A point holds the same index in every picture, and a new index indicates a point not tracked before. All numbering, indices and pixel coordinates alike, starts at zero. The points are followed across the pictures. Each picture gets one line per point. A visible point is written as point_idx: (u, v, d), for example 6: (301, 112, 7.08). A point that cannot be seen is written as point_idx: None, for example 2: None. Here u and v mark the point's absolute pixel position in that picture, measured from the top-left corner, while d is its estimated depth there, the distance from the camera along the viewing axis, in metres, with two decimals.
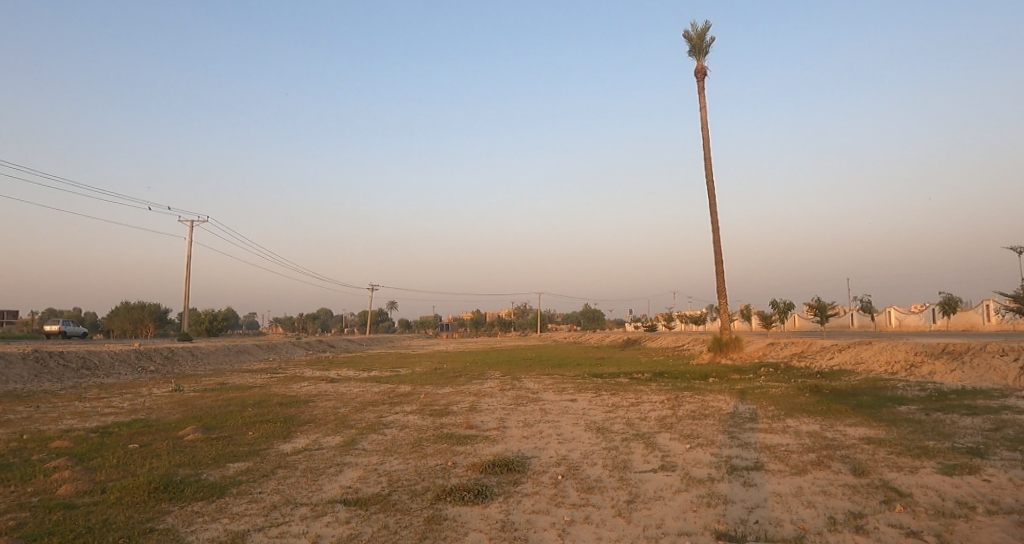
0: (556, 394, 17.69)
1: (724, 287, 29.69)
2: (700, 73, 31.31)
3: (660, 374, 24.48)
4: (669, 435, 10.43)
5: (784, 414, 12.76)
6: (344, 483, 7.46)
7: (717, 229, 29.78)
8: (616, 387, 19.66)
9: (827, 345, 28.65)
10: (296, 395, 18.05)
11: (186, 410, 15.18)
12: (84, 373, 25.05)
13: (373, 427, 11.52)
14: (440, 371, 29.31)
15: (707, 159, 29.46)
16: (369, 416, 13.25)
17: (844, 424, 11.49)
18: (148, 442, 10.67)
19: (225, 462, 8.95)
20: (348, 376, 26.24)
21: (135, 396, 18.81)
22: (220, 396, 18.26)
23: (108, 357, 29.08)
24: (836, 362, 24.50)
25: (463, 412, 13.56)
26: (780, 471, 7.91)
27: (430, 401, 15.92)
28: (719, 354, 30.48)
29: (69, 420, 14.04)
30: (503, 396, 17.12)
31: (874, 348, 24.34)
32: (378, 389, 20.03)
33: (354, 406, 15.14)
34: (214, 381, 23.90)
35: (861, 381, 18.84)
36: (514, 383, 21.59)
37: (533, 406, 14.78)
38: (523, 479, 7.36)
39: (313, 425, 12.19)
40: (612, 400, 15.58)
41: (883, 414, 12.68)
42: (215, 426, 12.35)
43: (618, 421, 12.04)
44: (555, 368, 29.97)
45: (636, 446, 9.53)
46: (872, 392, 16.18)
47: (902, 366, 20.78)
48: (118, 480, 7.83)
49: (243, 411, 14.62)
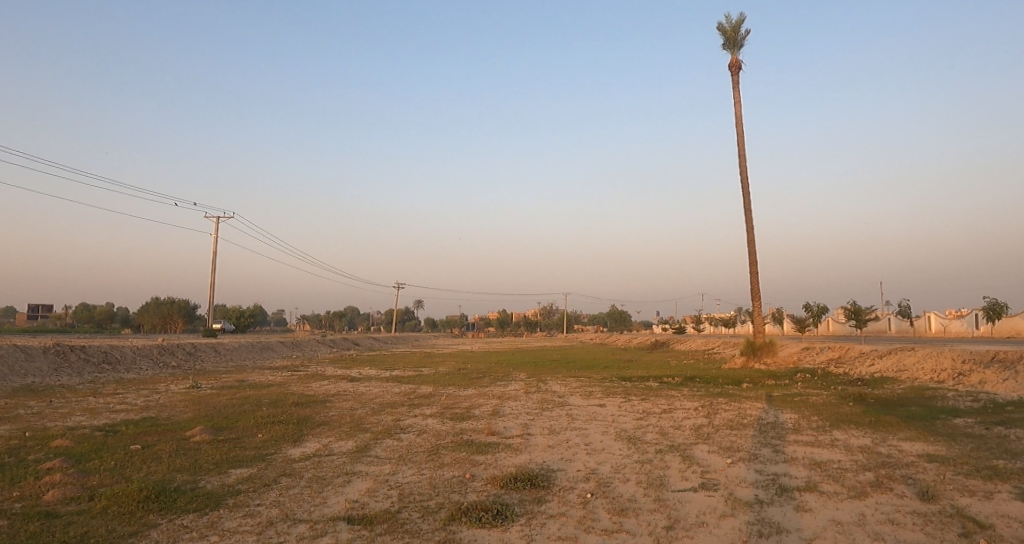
0: (582, 398, 16.89)
1: (758, 289, 28.46)
2: (734, 67, 30.10)
3: (690, 379, 23.49)
4: (707, 448, 9.57)
5: (829, 425, 11.74)
6: (350, 497, 6.87)
7: (750, 229, 28.58)
8: (645, 392, 18.77)
9: (866, 351, 27.18)
10: (313, 395, 17.67)
11: (198, 409, 14.87)
12: (104, 368, 25.19)
13: (388, 432, 10.92)
14: (462, 371, 28.70)
15: (741, 156, 28.29)
16: (385, 420, 12.66)
17: (898, 438, 10.45)
18: (153, 445, 10.27)
19: (227, 469, 8.43)
20: (369, 375, 25.89)
21: (150, 393, 18.65)
22: (237, 394, 17.96)
23: (130, 352, 29.27)
24: (877, 369, 23.12)
25: (484, 417, 12.87)
26: (837, 494, 6.99)
27: (450, 404, 15.31)
28: (751, 359, 29.28)
29: (80, 417, 13.81)
30: (527, 400, 16.40)
31: (918, 355, 22.90)
32: (398, 390, 19.55)
33: (371, 408, 14.61)
34: (233, 378, 23.74)
35: (907, 390, 17.58)
36: (537, 386, 20.90)
37: (558, 411, 14.03)
38: (547, 497, 6.65)
39: (326, 428, 11.67)
40: (642, 407, 14.74)
41: (940, 426, 11.55)
42: (224, 427, 11.95)
43: (650, 431, 11.21)
44: (579, 371, 29.17)
45: (673, 459, 8.71)
46: (921, 403, 14.98)
47: (950, 374, 19.38)
48: (111, 488, 7.39)
49: (256, 411, 14.22)
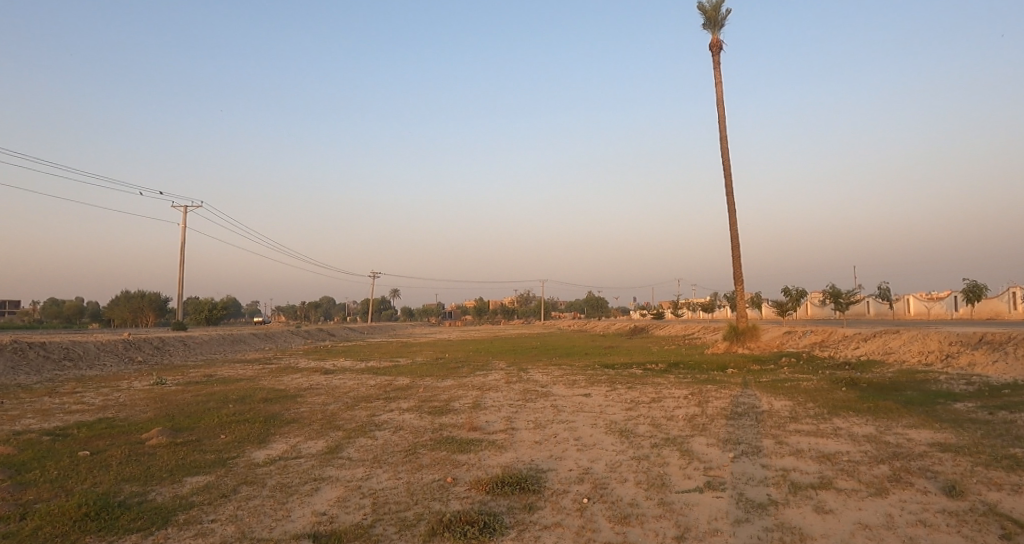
0: (568, 388, 16.19)
1: (741, 274, 28.17)
2: (715, 47, 29.45)
3: (676, 365, 23.06)
4: (705, 440, 8.95)
5: (828, 413, 11.23)
6: (318, 508, 6.04)
7: (733, 213, 28.18)
8: (631, 379, 18.20)
9: (849, 334, 27.13)
10: (285, 389, 16.68)
11: (159, 407, 13.81)
12: (64, 365, 23.72)
13: (362, 430, 10.07)
14: (442, 361, 27.88)
15: (724, 139, 27.79)
16: (360, 415, 11.79)
17: (902, 426, 9.97)
18: (101, 450, 9.24)
19: (181, 477, 7.52)
20: (344, 367, 24.84)
21: (110, 391, 17.41)
22: (203, 390, 16.88)
23: (93, 347, 27.70)
24: (862, 352, 22.98)
25: (465, 410, 12.09)
26: (856, 492, 6.41)
27: (429, 396, 14.49)
28: (735, 344, 29.04)
29: (28, 419, 12.62)
30: (510, 391, 15.64)
31: (903, 337, 22.83)
32: (375, 382, 18.63)
33: (345, 402, 13.70)
34: (201, 373, 22.58)
35: (897, 374, 17.37)
36: (520, 375, 20.19)
37: (544, 402, 13.33)
38: (540, 504, 5.91)
39: (295, 426, 10.76)
40: (631, 396, 14.10)
41: (940, 412, 11.15)
42: (184, 428, 10.97)
43: (642, 422, 10.55)
44: (563, 358, 28.57)
45: (671, 454, 8.05)
46: (914, 387, 14.64)
47: (937, 357, 19.25)
48: (45, 505, 6.46)
49: (222, 408, 13.23)
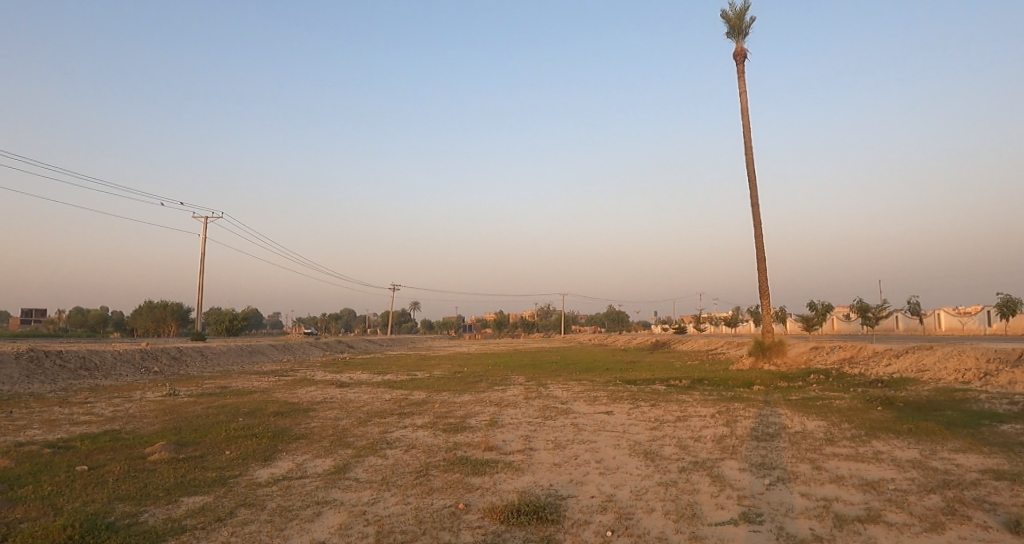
0: (587, 404, 15.61)
1: (766, 287, 27.33)
2: (739, 56, 28.94)
3: (698, 381, 22.30)
4: (736, 464, 8.34)
5: (866, 435, 10.52)
6: (318, 535, 5.61)
7: (758, 225, 27.44)
8: (653, 396, 17.52)
9: (880, 350, 26.04)
10: (297, 402, 16.37)
11: (168, 420, 13.55)
12: (81, 375, 23.77)
13: (372, 448, 9.64)
14: (458, 375, 27.43)
15: (748, 149, 27.16)
16: (371, 432, 11.38)
17: (950, 450, 9.22)
18: (102, 465, 8.95)
19: (179, 497, 7.16)
20: (359, 380, 24.52)
21: (122, 402, 17.24)
22: (215, 402, 16.65)
23: (111, 357, 27.80)
24: (895, 368, 21.96)
25: (481, 427, 11.61)
26: (909, 527, 5.78)
27: (444, 412, 14.03)
28: (759, 359, 28.10)
29: (35, 430, 12.44)
30: (527, 407, 15.10)
31: (938, 353, 21.77)
32: (389, 396, 18.24)
33: (357, 418, 13.32)
34: (216, 384, 22.47)
35: (934, 392, 16.44)
36: (537, 390, 19.64)
37: (563, 420, 12.79)
38: (558, 536, 5.41)
39: (304, 442, 10.39)
40: (653, 414, 13.50)
41: (989, 435, 10.35)
42: (190, 442, 10.67)
43: (667, 444, 9.97)
44: (582, 373, 27.88)
45: (701, 480, 7.46)
46: (955, 407, 13.76)
47: (976, 374, 18.24)
48: (34, 525, 6.14)
49: (231, 422, 12.94)
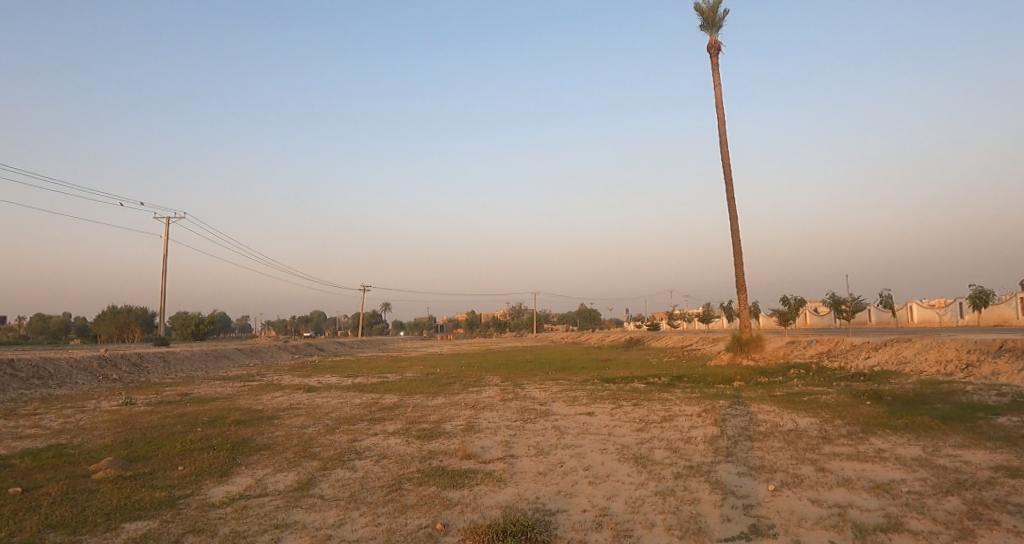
0: (568, 405, 14.98)
1: (744, 282, 27.18)
2: (713, 49, 28.74)
3: (680, 378, 21.93)
4: (734, 469, 7.77)
5: (861, 432, 10.11)
6: None
7: (735, 219, 27.28)
8: (636, 395, 16.96)
9: (856, 343, 26.13)
10: (261, 409, 15.35)
11: (117, 432, 12.41)
12: (31, 384, 22.15)
13: (340, 459, 8.77)
14: (433, 376, 26.54)
15: (723, 143, 26.99)
16: (338, 440, 10.51)
17: (952, 447, 8.83)
18: (35, 486, 7.89)
19: (116, 522, 6.22)
20: (330, 384, 23.47)
21: (71, 413, 15.95)
22: (172, 411, 15.48)
23: (65, 364, 26.08)
24: (876, 361, 21.96)
25: (457, 433, 10.83)
26: (937, 536, 5.25)
27: (418, 417, 13.21)
28: (739, 355, 27.96)
29: None
30: (506, 409, 14.37)
31: (916, 345, 21.85)
32: (360, 400, 17.32)
33: (325, 425, 12.41)
34: (176, 391, 21.13)
35: (918, 385, 16.28)
36: (515, 391, 18.91)
37: (544, 423, 12.10)
38: None
39: (266, 454, 9.47)
40: (639, 414, 12.93)
41: (985, 428, 10.05)
42: (139, 457, 9.65)
43: (657, 446, 9.36)
44: (560, 372, 27.26)
45: (700, 487, 6.84)
46: (943, 400, 13.55)
47: (957, 366, 18.23)
48: None
49: (187, 433, 11.91)
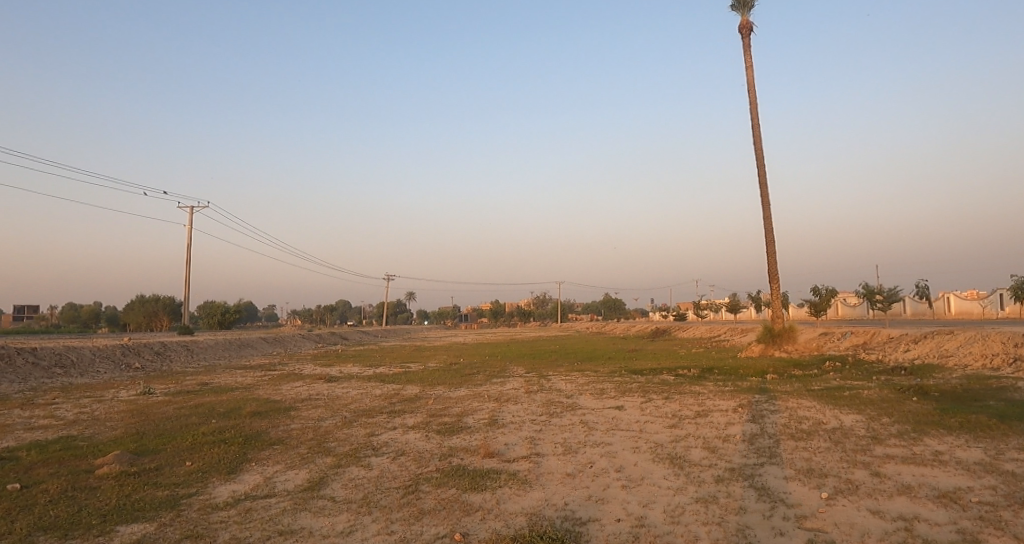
0: (594, 399, 14.39)
1: (776, 271, 26.15)
2: (744, 29, 27.46)
3: (708, 371, 21.14)
4: (780, 473, 7.10)
5: (914, 432, 9.31)
6: None
7: (766, 205, 26.19)
8: (665, 388, 16.27)
9: (894, 335, 24.96)
10: (279, 400, 15.10)
11: (132, 424, 12.22)
12: (55, 374, 22.38)
13: (355, 456, 8.34)
14: (454, 367, 26.16)
15: (754, 126, 25.87)
16: (355, 434, 10.10)
17: (1018, 450, 8.03)
18: (37, 482, 7.62)
19: (114, 524, 5.85)
20: (349, 374, 23.19)
21: (90, 403, 15.92)
22: (190, 402, 15.31)
23: (89, 353, 26.37)
24: (916, 354, 20.87)
25: (479, 428, 10.34)
26: None
27: (438, 410, 12.76)
28: (770, 346, 26.97)
29: None
30: (529, 403, 13.86)
31: (959, 338, 20.70)
32: (379, 391, 16.96)
33: (342, 417, 12.04)
34: (195, 381, 21.07)
35: (965, 380, 15.28)
36: (538, 384, 18.38)
37: (570, 418, 11.53)
38: None
39: (278, 449, 9.10)
40: (670, 409, 12.28)
41: None
42: (150, 452, 9.37)
43: (693, 445, 8.73)
44: (583, 363, 26.63)
45: (745, 495, 6.22)
46: (997, 396, 12.60)
47: (1006, 359, 17.13)
48: None
49: (201, 425, 11.64)
